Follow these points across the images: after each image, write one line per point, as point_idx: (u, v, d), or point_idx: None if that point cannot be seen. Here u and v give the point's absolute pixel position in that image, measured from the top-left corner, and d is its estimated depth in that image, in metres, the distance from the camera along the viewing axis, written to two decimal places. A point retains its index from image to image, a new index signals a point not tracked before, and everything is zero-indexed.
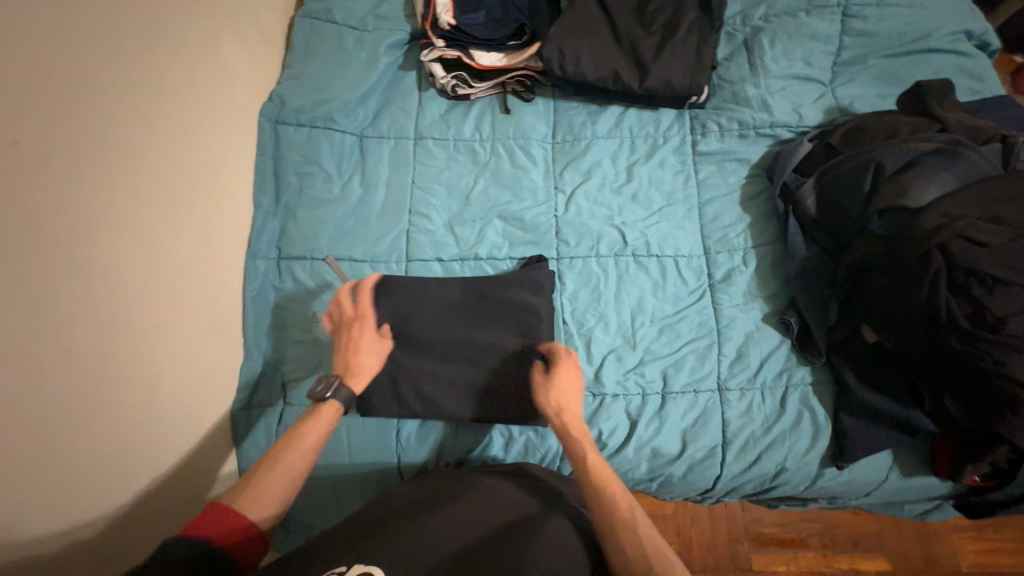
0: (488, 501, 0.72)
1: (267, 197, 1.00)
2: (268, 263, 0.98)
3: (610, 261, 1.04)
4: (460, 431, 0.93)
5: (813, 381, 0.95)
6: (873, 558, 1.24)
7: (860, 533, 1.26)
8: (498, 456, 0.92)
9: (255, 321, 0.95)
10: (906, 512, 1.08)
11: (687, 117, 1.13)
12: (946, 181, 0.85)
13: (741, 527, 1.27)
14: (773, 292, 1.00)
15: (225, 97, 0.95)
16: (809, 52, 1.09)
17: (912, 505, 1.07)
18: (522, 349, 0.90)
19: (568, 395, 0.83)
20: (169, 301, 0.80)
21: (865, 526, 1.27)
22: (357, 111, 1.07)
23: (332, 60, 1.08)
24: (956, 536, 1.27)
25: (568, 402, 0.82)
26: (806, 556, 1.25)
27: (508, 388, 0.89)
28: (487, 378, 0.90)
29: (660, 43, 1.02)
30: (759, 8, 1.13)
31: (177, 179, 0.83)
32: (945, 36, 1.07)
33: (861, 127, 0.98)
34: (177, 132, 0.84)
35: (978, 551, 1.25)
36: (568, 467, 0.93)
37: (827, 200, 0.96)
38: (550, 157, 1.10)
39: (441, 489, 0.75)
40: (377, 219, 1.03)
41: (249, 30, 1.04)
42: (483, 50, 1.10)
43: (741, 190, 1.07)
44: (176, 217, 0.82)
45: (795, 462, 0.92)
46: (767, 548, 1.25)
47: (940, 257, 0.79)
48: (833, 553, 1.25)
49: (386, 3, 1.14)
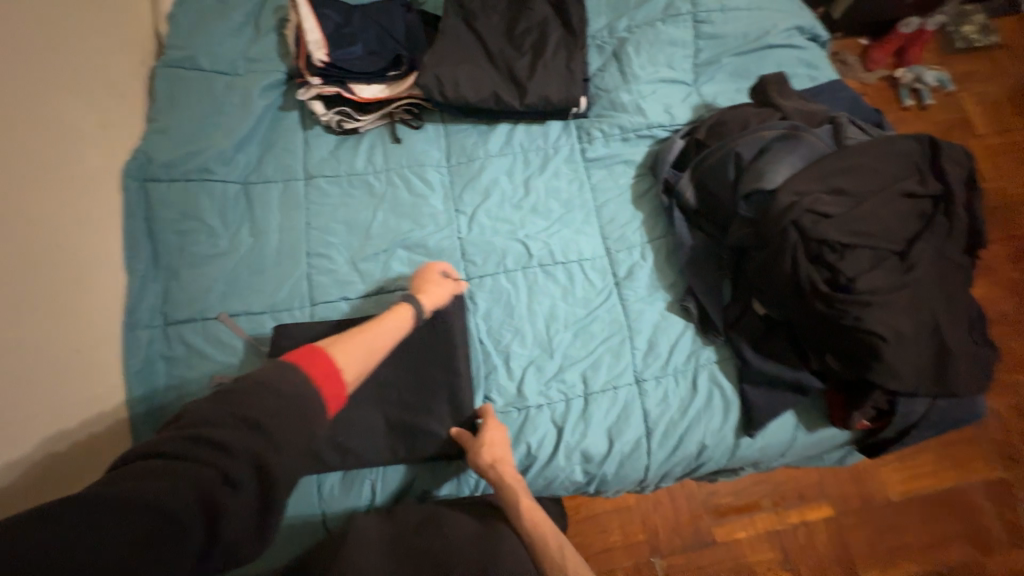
0: (446, 536, 0.75)
1: (141, 261, 0.93)
2: (152, 332, 0.91)
3: (519, 275, 1.06)
4: (387, 473, 0.90)
5: (718, 359, 1.01)
6: (819, 506, 1.33)
7: (804, 485, 1.34)
8: (430, 491, 0.90)
9: (144, 397, 0.87)
10: (826, 461, 1.16)
11: (574, 126, 1.18)
12: (792, 163, 0.94)
13: (699, 504, 1.32)
14: (672, 282, 1.07)
15: (77, 162, 0.88)
16: (670, 57, 1.18)
17: (829, 454, 1.15)
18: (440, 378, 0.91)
19: (500, 450, 0.85)
20: (26, 396, 0.72)
21: (806, 478, 1.36)
22: (237, 159, 1.03)
23: (201, 109, 1.03)
24: (884, 471, 1.37)
25: (501, 454, 0.85)
26: (761, 517, 1.32)
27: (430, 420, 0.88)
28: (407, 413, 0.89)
29: (532, 61, 1.06)
30: (622, 21, 1.21)
31: (21, 260, 0.75)
32: (783, 32, 1.20)
33: (721, 121, 1.07)
34: (18, 207, 0.76)
35: (906, 479, 1.37)
36: None
37: (703, 190, 1.03)
38: (448, 180, 1.12)
39: (404, 528, 0.78)
40: (274, 267, 0.98)
41: (100, 87, 0.97)
42: (363, 83, 1.09)
43: (632, 190, 1.14)
44: (25, 302, 0.74)
45: (713, 438, 0.97)
46: (725, 518, 1.31)
47: (796, 231, 0.88)
48: (784, 509, 1.32)
49: (255, 46, 1.11)
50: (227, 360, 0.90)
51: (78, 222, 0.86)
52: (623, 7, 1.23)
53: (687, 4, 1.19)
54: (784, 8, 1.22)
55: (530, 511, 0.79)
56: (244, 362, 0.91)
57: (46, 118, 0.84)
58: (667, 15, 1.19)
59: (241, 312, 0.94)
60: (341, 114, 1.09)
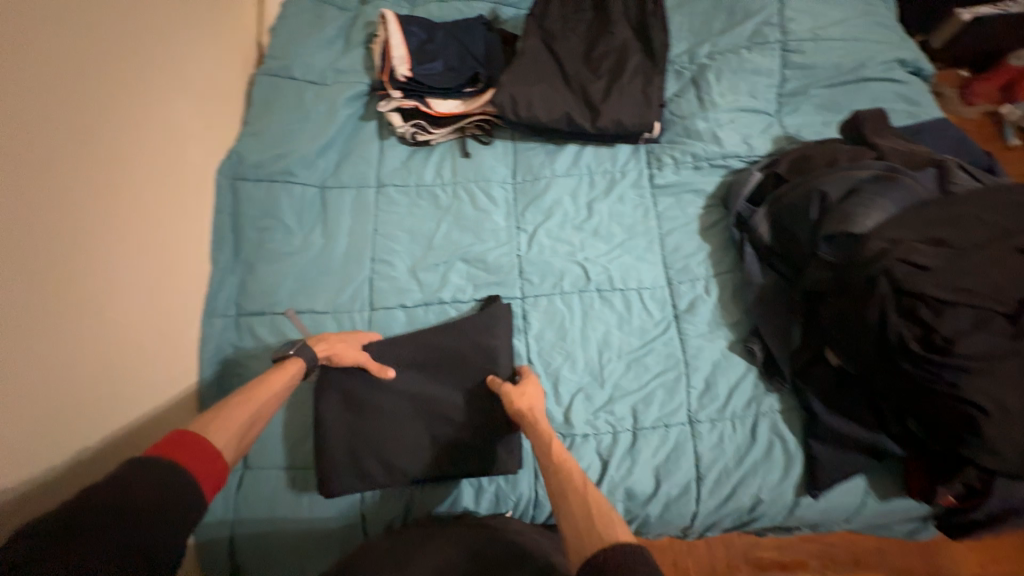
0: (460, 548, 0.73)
1: (224, 254, 1.01)
2: (226, 320, 0.97)
3: (575, 297, 1.04)
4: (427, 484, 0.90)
5: (782, 409, 0.94)
6: None
7: (863, 553, 1.22)
8: (468, 507, 0.89)
9: (215, 380, 0.93)
10: (895, 532, 1.01)
11: (643, 151, 1.16)
12: (886, 206, 0.87)
13: (739, 554, 1.23)
14: (737, 320, 1.01)
15: (182, 158, 0.96)
16: (753, 86, 1.13)
17: (901, 525, 1.01)
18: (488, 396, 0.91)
19: (533, 399, 0.83)
20: (119, 371, 0.78)
21: (866, 544, 1.23)
22: (317, 163, 1.09)
23: (290, 116, 1.10)
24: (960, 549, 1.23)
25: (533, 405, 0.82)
26: None
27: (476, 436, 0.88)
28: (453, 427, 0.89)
29: (609, 85, 1.06)
30: (704, 47, 1.18)
31: (130, 247, 0.83)
32: (881, 64, 1.12)
33: (806, 155, 1.01)
34: (133, 198, 0.84)
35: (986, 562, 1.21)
36: (541, 513, 0.91)
37: (780, 227, 0.98)
38: (512, 197, 1.12)
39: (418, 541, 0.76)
40: (341, 269, 1.03)
41: (208, 91, 1.06)
42: (440, 98, 1.13)
43: (700, 220, 1.09)
44: (127, 284, 0.81)
45: (770, 493, 0.90)
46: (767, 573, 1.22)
47: (886, 281, 0.80)
48: None
49: (344, 58, 1.18)
50: None
51: (178, 214, 0.94)
52: (705, 33, 1.20)
53: (776, 32, 1.14)
54: (884, 39, 1.14)
55: (558, 451, 0.71)
56: None
57: (164, 118, 0.93)
58: (753, 43, 1.15)
59: (307, 310, 0.99)
60: (416, 127, 1.13)
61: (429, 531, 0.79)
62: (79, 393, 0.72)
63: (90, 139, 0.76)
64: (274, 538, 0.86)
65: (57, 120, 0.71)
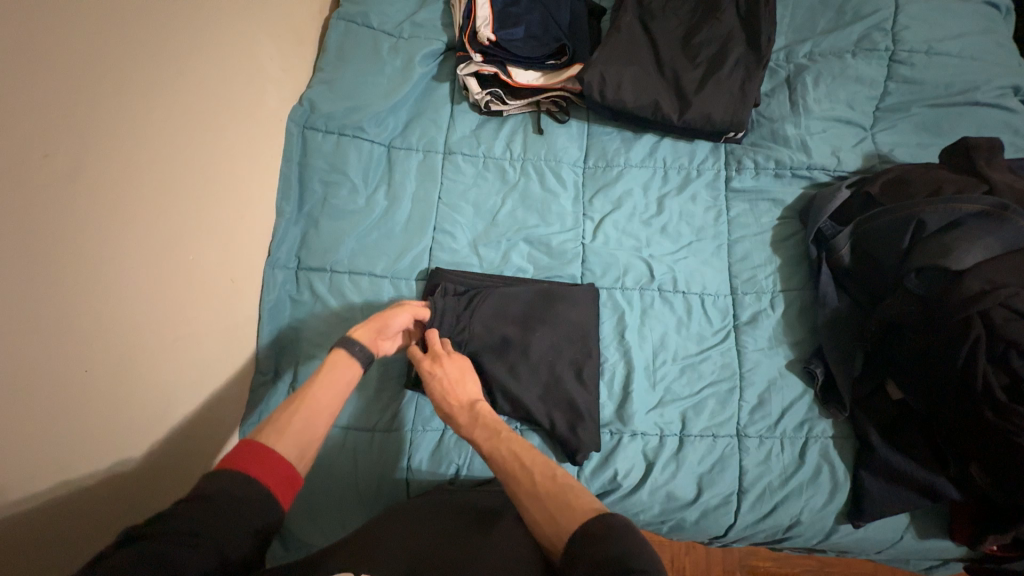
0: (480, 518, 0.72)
1: (289, 204, 0.97)
2: (286, 273, 0.95)
3: (635, 295, 1.02)
4: (473, 460, 0.89)
5: (834, 435, 0.93)
6: None
7: None
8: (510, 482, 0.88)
9: (269, 332, 0.92)
10: (910, 567, 0.98)
11: (723, 151, 1.10)
12: (989, 246, 0.81)
13: (735, 560, 1.17)
14: (798, 340, 0.98)
15: (257, 99, 0.92)
16: (852, 95, 1.06)
17: (917, 560, 0.97)
18: (576, 379, 0.92)
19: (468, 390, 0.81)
20: (190, 315, 0.78)
21: (859, 566, 1.16)
22: (388, 121, 1.04)
23: (365, 66, 1.05)
24: None
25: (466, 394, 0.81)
26: None
27: (557, 414, 0.89)
28: (537, 403, 0.90)
29: (704, 75, 0.99)
30: (805, 46, 1.10)
31: (203, 187, 0.80)
32: (995, 89, 1.04)
33: (903, 178, 0.94)
34: (211, 135, 0.81)
35: None
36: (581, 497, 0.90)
37: (864, 252, 0.94)
38: (581, 182, 1.08)
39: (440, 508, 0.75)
40: (401, 234, 1.00)
41: (283, 31, 1.01)
42: (522, 68, 1.07)
43: (773, 231, 1.05)
44: (204, 228, 0.80)
45: (811, 516, 0.90)
46: None
47: (981, 325, 0.77)
48: None
49: (423, 11, 1.12)
50: (347, 315, 0.93)
51: (254, 161, 0.92)
52: (808, 30, 1.12)
53: (886, 39, 1.06)
54: (999, 62, 1.06)
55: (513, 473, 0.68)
56: (361, 321, 0.93)
57: (241, 54, 0.89)
58: (860, 49, 1.07)
59: (366, 272, 0.97)
60: (492, 95, 1.08)
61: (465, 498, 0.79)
62: (155, 330, 0.71)
63: (170, 70, 0.73)
64: (317, 491, 0.88)
65: (140, 42, 0.68)
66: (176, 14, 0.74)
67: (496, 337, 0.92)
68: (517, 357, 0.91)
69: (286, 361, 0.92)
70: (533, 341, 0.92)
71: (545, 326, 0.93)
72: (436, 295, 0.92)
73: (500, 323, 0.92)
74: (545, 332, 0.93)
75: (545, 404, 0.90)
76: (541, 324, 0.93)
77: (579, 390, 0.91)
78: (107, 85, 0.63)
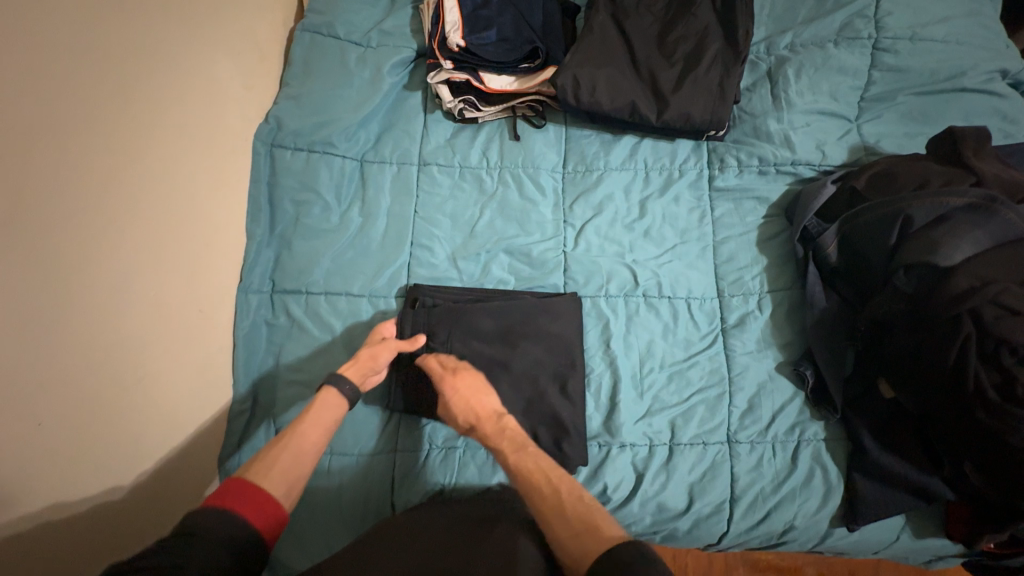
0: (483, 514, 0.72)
1: (260, 227, 0.94)
2: (261, 297, 0.92)
3: (620, 302, 1.00)
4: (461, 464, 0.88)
5: (826, 438, 0.91)
6: None
7: None
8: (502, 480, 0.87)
9: (246, 358, 0.90)
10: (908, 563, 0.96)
11: (705, 149, 1.07)
12: (977, 240, 0.79)
13: (737, 558, 1.15)
14: (788, 342, 0.96)
15: (219, 121, 0.90)
16: (835, 86, 1.03)
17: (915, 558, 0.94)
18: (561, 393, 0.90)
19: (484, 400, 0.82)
20: (157, 349, 0.76)
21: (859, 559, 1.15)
22: (358, 135, 1.01)
23: (332, 79, 1.02)
24: None
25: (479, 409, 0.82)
26: None
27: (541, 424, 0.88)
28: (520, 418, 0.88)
29: (681, 74, 0.96)
30: (786, 36, 1.07)
31: (164, 216, 0.78)
32: (983, 73, 1.01)
33: (889, 171, 0.91)
34: (168, 161, 0.79)
35: None
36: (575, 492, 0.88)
37: (851, 249, 0.91)
38: (562, 188, 1.05)
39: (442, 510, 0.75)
40: (378, 251, 0.98)
41: (244, 49, 0.98)
42: (494, 73, 1.04)
43: (759, 230, 1.03)
44: (167, 258, 0.78)
45: (805, 521, 0.88)
46: None
47: (971, 323, 0.75)
48: None
49: (390, 18, 1.08)
50: (325, 337, 0.91)
51: (218, 184, 0.89)
52: (789, 20, 1.08)
53: (868, 27, 1.03)
54: (986, 46, 1.03)
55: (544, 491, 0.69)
56: (340, 343, 0.91)
57: (198, 74, 0.86)
58: (842, 37, 1.04)
59: (343, 292, 0.94)
60: (465, 102, 1.05)
61: (459, 506, 0.76)
62: (120, 368, 0.70)
63: (118, 98, 0.70)
64: (302, 521, 0.86)
65: (81, 74, 0.65)
66: (120, 39, 0.71)
67: (476, 354, 0.90)
68: (500, 370, 0.90)
69: (264, 387, 0.90)
70: (513, 356, 0.90)
71: (526, 337, 0.91)
72: (414, 312, 0.91)
73: (481, 336, 0.91)
74: (526, 345, 0.91)
75: (528, 419, 0.88)
76: (523, 336, 0.91)
77: (563, 404, 0.89)
78: (45, 120, 0.61)
